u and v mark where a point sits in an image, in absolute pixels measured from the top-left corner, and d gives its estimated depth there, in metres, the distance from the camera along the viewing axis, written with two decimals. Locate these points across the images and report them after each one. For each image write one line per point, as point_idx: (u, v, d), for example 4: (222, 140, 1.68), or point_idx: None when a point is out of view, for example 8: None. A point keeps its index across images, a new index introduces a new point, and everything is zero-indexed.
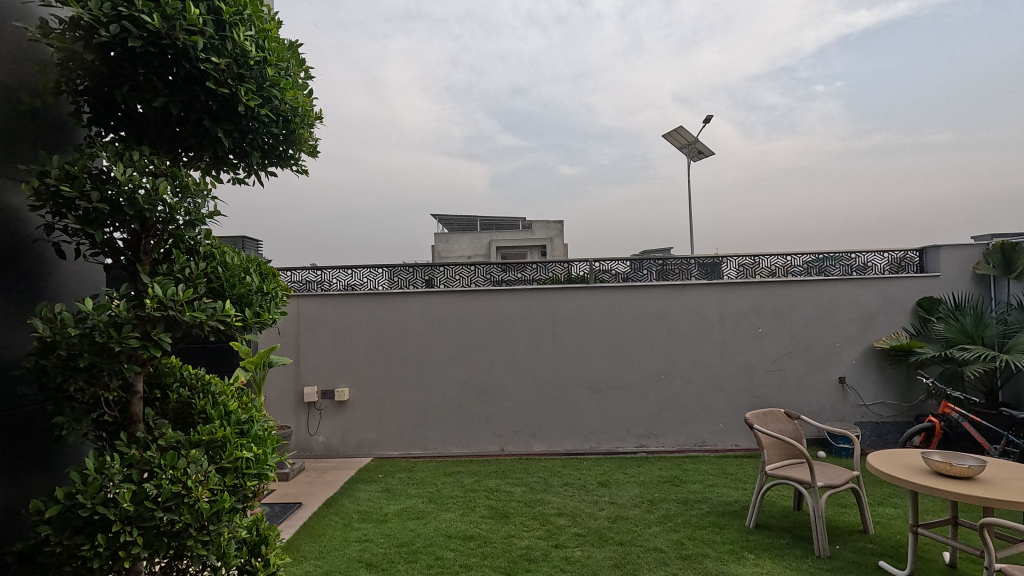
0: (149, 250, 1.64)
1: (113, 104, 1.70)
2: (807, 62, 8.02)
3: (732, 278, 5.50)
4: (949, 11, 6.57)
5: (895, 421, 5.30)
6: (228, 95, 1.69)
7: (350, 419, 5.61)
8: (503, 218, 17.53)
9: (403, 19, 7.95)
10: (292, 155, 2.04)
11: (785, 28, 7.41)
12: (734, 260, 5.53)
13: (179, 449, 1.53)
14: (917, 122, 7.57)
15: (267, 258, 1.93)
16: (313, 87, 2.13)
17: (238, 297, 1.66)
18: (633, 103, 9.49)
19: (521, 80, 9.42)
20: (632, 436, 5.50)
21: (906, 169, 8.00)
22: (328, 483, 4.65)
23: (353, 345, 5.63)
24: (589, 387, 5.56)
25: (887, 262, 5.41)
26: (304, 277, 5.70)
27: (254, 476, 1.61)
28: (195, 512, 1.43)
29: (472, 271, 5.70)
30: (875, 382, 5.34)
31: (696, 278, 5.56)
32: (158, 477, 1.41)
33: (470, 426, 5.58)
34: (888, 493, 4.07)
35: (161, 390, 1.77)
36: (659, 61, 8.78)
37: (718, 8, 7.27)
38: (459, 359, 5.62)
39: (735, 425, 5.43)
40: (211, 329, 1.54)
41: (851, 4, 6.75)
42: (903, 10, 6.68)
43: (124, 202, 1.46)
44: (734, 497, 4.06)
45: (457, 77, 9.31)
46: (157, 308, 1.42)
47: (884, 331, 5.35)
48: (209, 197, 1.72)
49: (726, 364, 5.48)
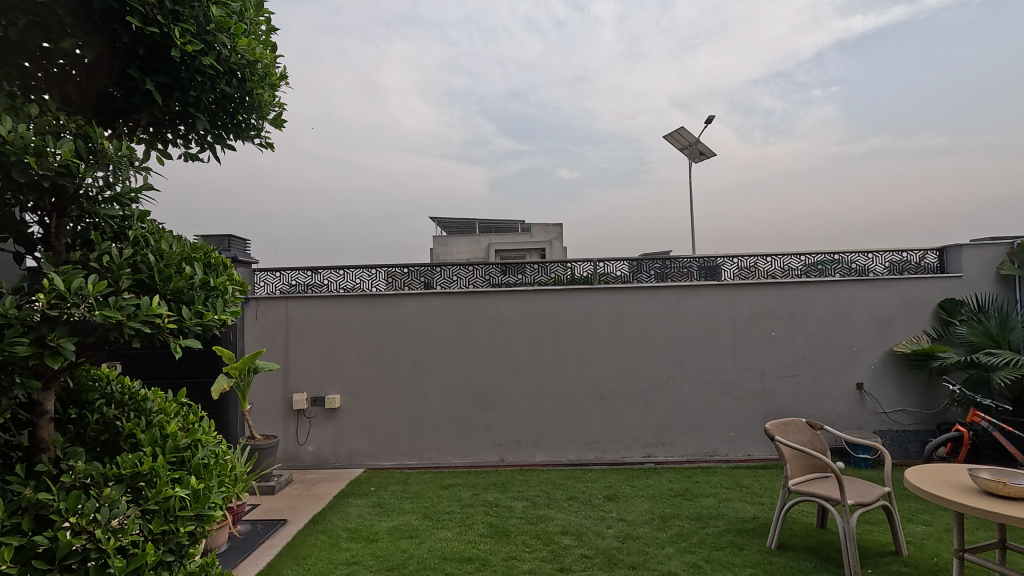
0: (64, 235, 1.48)
1: (19, 55, 1.55)
2: (804, 66, 7.80)
3: (732, 281, 5.24)
4: (945, 15, 6.44)
5: (917, 429, 5.02)
6: (158, 36, 1.57)
7: (341, 428, 5.32)
8: (502, 222, 17.39)
9: (401, 23, 7.66)
10: (253, 126, 1.98)
11: (780, 33, 7.19)
12: (729, 262, 5.27)
13: (92, 486, 1.36)
14: (910, 128, 7.38)
15: (217, 248, 1.72)
16: (275, 40, 1.99)
17: (174, 293, 1.42)
18: (631, 107, 9.18)
19: (520, 84, 9.07)
20: (639, 446, 5.22)
21: (914, 172, 7.63)
22: (316, 497, 4.37)
23: (344, 350, 5.35)
24: (593, 393, 5.28)
25: (905, 262, 5.15)
26: (294, 278, 5.42)
27: (191, 518, 1.43)
28: (105, 573, 1.25)
29: (470, 271, 5.41)
30: (895, 389, 5.06)
31: (698, 279, 5.29)
32: (55, 525, 1.24)
33: (469, 435, 5.29)
34: (917, 508, 3.79)
35: (78, 411, 1.62)
36: (656, 66, 8.49)
37: (716, 11, 7.08)
38: (456, 365, 5.34)
39: (747, 433, 5.16)
40: (134, 332, 1.31)
41: (846, 9, 6.64)
42: (898, 16, 6.61)
43: (16, 167, 1.27)
44: (751, 513, 3.77)
45: (455, 82, 8.89)
46: (55, 305, 1.19)
47: (904, 334, 5.09)
48: (137, 168, 1.53)
49: (737, 369, 5.21)
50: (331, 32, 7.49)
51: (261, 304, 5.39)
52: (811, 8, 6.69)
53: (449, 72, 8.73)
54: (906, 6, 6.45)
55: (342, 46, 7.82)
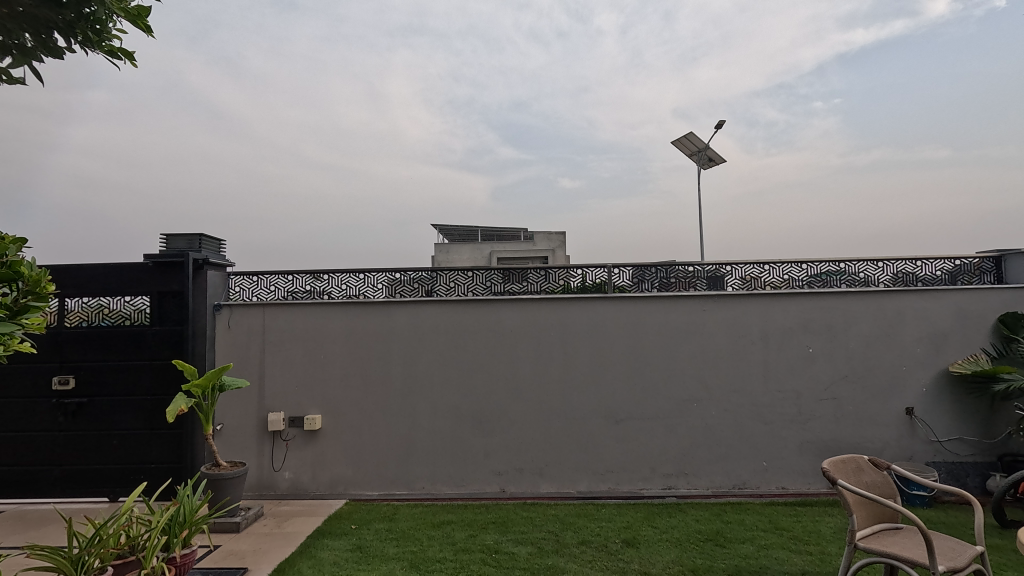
0: None
1: None
2: (806, 79, 7.21)
3: (739, 291, 4.69)
4: (945, 30, 6.12)
5: (975, 460, 4.43)
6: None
7: (322, 452, 4.72)
8: (503, 230, 16.81)
9: (406, 33, 6.99)
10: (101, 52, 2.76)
11: (783, 44, 6.65)
12: (739, 270, 4.73)
13: None
14: (910, 137, 6.76)
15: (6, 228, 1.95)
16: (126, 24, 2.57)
17: None
18: (633, 118, 8.55)
19: (523, 94, 8.26)
20: (658, 477, 4.62)
21: (919, 184, 6.86)
22: (288, 536, 3.75)
23: (327, 364, 4.77)
24: (606, 417, 4.68)
25: (956, 271, 4.62)
26: (273, 283, 4.87)
27: None
28: None
29: (469, 277, 4.87)
30: (951, 415, 4.46)
31: (707, 291, 4.73)
32: None
33: (465, 462, 4.69)
34: (998, 563, 3.19)
35: None
36: (657, 77, 7.60)
37: (719, 23, 6.57)
38: (452, 382, 4.75)
39: (782, 463, 4.56)
40: None
41: (848, 22, 6.21)
42: (898, 30, 6.23)
43: None
44: (800, 566, 3.17)
45: (458, 91, 8.04)
46: None
47: (959, 353, 4.50)
48: None
49: (769, 389, 4.61)
50: (336, 42, 6.98)
51: (235, 311, 4.81)
52: (811, 21, 6.27)
53: (453, 82, 7.81)
54: (908, 19, 6.09)
55: (347, 55, 7.18)
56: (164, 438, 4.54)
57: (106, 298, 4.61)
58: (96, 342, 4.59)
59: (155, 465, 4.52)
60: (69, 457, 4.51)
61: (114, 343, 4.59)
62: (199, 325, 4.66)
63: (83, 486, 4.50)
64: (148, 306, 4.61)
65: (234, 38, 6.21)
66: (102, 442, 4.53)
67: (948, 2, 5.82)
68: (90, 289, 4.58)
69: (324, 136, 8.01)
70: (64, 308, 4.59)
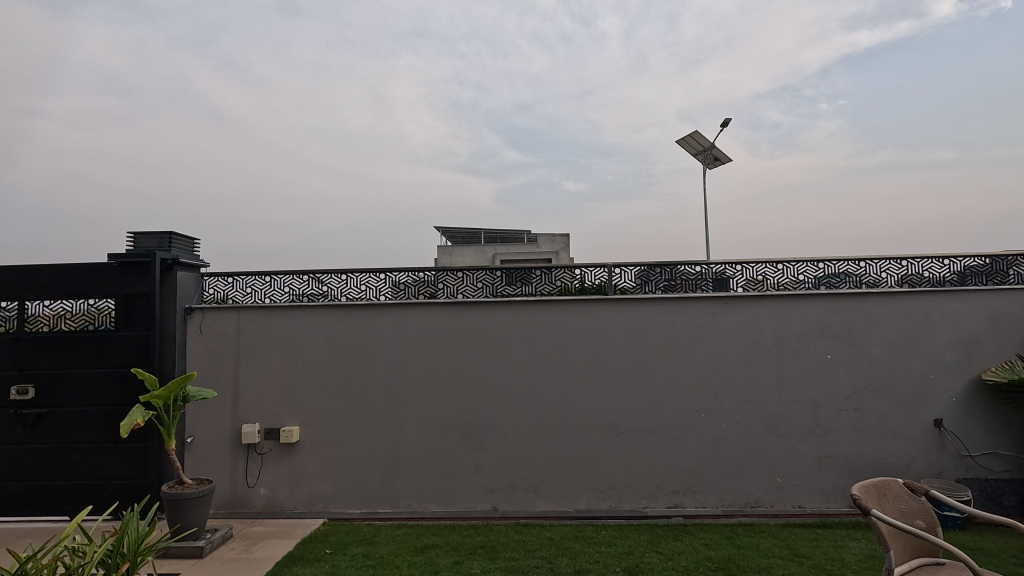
0: None
1: None
2: None
3: (750, 293, 4.33)
4: (950, 31, 5.68)
5: (1011, 477, 4.05)
6: None
7: (300, 467, 4.39)
8: (508, 232, 16.43)
9: None
10: None
11: None
12: (751, 269, 4.37)
13: None
14: None
15: None
16: None
17: None
18: None
19: None
20: (663, 494, 4.27)
21: None
22: (254, 563, 3.40)
23: (306, 372, 4.44)
24: (607, 429, 4.33)
25: (988, 269, 4.21)
26: (249, 284, 4.54)
27: None
28: None
29: (459, 278, 4.52)
30: (984, 427, 4.09)
31: (716, 292, 4.38)
32: None
33: (454, 478, 4.35)
34: None
35: None
36: None
37: None
38: (440, 392, 4.41)
39: (799, 480, 4.20)
40: None
41: (853, 23, 5.75)
42: (903, 31, 5.79)
43: None
44: None
45: None
46: None
47: (992, 360, 4.12)
48: None
49: (785, 399, 4.25)
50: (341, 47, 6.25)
51: (208, 315, 4.48)
52: None
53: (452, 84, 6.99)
54: (913, 22, 5.66)
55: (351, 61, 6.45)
56: (129, 452, 4.21)
57: (69, 301, 4.29)
58: (57, 348, 4.28)
59: (119, 481, 4.20)
60: (28, 472, 4.20)
61: (77, 350, 4.28)
62: (167, 330, 4.33)
63: (41, 504, 4.18)
64: (113, 310, 4.30)
65: (239, 44, 5.90)
66: (63, 457, 4.21)
67: (954, 2, 5.42)
68: (52, 292, 4.26)
69: (332, 139, 7.36)
70: (24, 312, 4.28)
